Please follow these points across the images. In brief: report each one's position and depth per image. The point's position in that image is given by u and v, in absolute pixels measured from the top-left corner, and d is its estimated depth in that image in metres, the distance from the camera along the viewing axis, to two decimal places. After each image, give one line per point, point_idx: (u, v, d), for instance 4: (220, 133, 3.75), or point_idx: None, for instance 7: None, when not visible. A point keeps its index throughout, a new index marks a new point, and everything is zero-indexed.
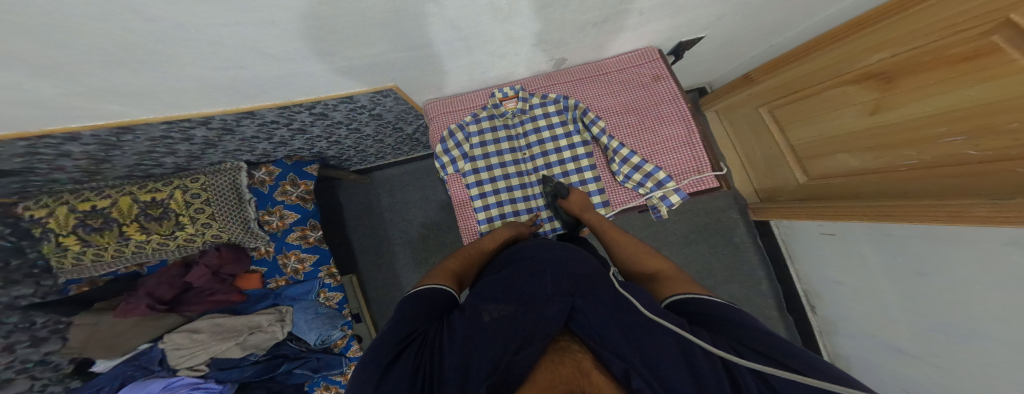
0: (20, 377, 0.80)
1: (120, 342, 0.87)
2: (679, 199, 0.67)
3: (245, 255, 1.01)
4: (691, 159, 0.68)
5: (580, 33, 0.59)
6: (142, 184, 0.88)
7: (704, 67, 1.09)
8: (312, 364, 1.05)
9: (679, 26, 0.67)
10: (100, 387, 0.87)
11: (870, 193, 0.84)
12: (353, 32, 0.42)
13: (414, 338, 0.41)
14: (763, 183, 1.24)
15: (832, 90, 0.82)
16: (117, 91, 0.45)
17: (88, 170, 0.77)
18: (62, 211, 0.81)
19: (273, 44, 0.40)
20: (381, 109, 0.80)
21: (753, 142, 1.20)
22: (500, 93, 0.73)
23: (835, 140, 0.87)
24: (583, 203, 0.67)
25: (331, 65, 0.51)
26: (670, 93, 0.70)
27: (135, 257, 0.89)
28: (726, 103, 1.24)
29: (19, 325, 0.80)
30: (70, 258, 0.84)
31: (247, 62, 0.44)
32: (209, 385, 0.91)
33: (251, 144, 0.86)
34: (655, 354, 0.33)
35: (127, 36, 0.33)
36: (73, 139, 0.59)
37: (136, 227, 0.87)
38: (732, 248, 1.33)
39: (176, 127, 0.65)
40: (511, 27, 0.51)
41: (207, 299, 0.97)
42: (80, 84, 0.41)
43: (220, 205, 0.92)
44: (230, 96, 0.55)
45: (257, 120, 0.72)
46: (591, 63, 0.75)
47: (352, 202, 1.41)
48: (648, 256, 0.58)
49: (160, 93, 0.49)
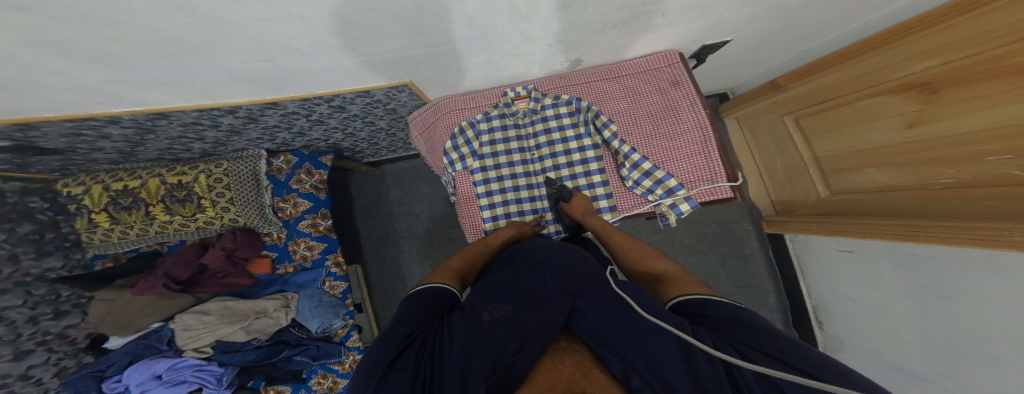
0: (39, 348, 0.84)
1: (137, 319, 0.90)
2: (689, 208, 0.66)
3: (258, 239, 1.04)
4: (705, 167, 0.67)
5: (599, 34, 0.59)
6: (170, 167, 0.91)
7: (726, 72, 1.07)
8: (312, 351, 1.06)
9: (700, 30, 0.66)
10: (112, 363, 0.90)
11: (896, 213, 0.81)
12: (377, 29, 0.43)
13: (415, 337, 0.41)
14: (780, 196, 1.21)
15: (869, 99, 0.79)
16: (155, 81, 0.48)
17: (123, 152, 0.80)
18: (97, 189, 0.86)
19: (302, 40, 0.42)
20: (397, 103, 0.81)
21: (774, 153, 1.17)
22: (512, 93, 0.73)
23: (864, 153, 0.84)
24: (585, 208, 0.68)
25: (356, 60, 0.53)
26: (687, 99, 0.69)
27: (161, 236, 0.92)
28: (749, 110, 1.21)
29: (45, 297, 0.85)
30: (100, 234, 0.88)
31: (276, 56, 0.46)
32: (212, 368, 0.93)
33: (271, 133, 0.88)
34: (656, 356, 0.32)
35: (172, 30, 0.35)
36: (117, 122, 0.63)
37: (162, 208, 0.90)
38: (742, 261, 1.30)
39: (207, 115, 0.68)
40: (530, 27, 0.51)
41: (219, 282, 1.01)
42: (124, 74, 0.43)
43: (240, 191, 0.94)
44: (256, 87, 0.57)
45: (280, 111, 0.74)
46: (608, 65, 0.74)
47: (362, 193, 1.44)
48: (648, 258, 0.57)
49: (193, 84, 0.51)
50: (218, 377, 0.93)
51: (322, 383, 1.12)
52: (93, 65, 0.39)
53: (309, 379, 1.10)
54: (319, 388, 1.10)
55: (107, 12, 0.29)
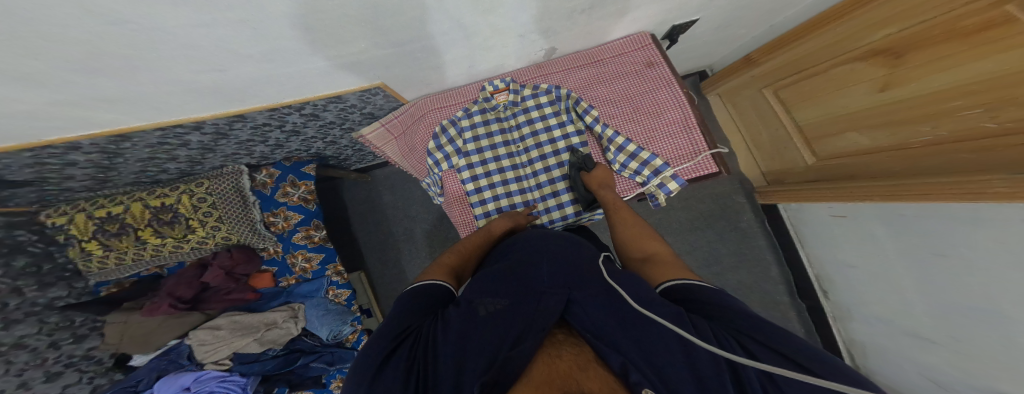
0: (69, 369, 0.88)
1: (155, 338, 0.93)
2: (677, 185, 0.64)
3: (256, 256, 1.05)
4: (688, 143, 0.65)
5: (570, 21, 0.56)
6: (150, 190, 0.91)
7: (706, 49, 1.04)
8: (327, 357, 1.09)
9: (672, 10, 0.62)
10: (142, 378, 0.93)
11: (882, 173, 0.79)
12: (333, 29, 0.41)
13: (409, 334, 0.41)
14: (770, 167, 1.18)
15: (840, 68, 0.77)
16: (108, 99, 0.46)
17: (99, 178, 0.81)
18: (81, 217, 0.85)
19: (252, 45, 0.40)
20: (372, 107, 0.79)
21: (759, 125, 1.14)
22: (490, 86, 0.70)
23: (842, 120, 0.82)
24: (603, 179, 0.65)
25: (318, 64, 0.51)
26: (664, 80, 0.66)
27: (155, 260, 0.92)
28: (729, 86, 1.18)
29: (60, 324, 0.88)
30: (95, 262, 0.88)
31: (230, 64, 0.44)
32: (235, 378, 0.96)
33: (246, 147, 0.87)
34: (655, 348, 0.32)
35: (101, 41, 0.32)
36: (91, 148, 0.63)
37: (151, 232, 0.89)
38: (740, 235, 1.29)
39: (171, 133, 0.67)
40: (498, 19, 0.49)
41: (224, 298, 1.01)
42: (70, 94, 0.42)
43: (227, 208, 0.95)
44: (219, 98, 0.56)
45: (249, 123, 0.73)
46: (585, 51, 0.71)
47: (354, 200, 1.43)
48: (644, 237, 0.56)
49: (151, 100, 0.50)
50: (241, 386, 0.96)
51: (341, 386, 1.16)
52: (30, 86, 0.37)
53: (329, 384, 1.15)
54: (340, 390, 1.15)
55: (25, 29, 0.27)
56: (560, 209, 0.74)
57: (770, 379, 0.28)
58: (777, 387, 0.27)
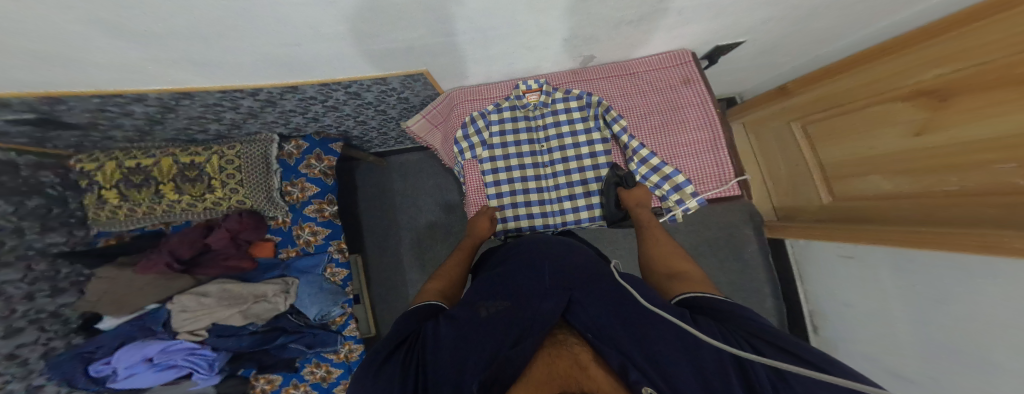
0: (32, 327, 0.84)
1: (136, 300, 0.90)
2: (697, 204, 0.67)
3: (263, 223, 1.04)
4: (711, 164, 0.68)
5: (613, 32, 0.60)
6: (183, 147, 0.93)
7: (735, 75, 1.09)
8: (307, 339, 1.04)
9: (711, 32, 0.65)
10: (101, 345, 0.89)
11: (894, 220, 0.82)
12: (403, 13, 0.43)
13: (409, 339, 0.41)
14: (783, 202, 1.22)
15: (878, 106, 0.79)
16: (186, 59, 0.49)
17: (141, 131, 0.84)
18: (111, 165, 0.87)
19: (330, 24, 0.43)
20: (410, 93, 0.82)
21: (780, 158, 1.19)
22: (524, 86, 0.73)
23: (867, 161, 0.86)
24: (642, 198, 0.67)
25: (381, 47, 0.54)
26: (698, 98, 0.69)
27: (165, 216, 0.93)
28: (756, 116, 1.22)
29: (44, 273, 0.87)
30: (106, 212, 0.90)
31: (304, 41, 0.47)
32: (205, 353, 0.94)
33: (286, 117, 0.89)
34: (655, 350, 0.33)
35: (199, 7, 0.35)
36: (144, 100, 0.66)
37: (172, 187, 0.90)
38: (740, 265, 1.31)
39: (228, 96, 0.69)
40: (547, 20, 0.52)
41: (220, 264, 1.00)
42: (158, 52, 0.45)
43: (249, 173, 0.95)
44: (278, 70, 0.58)
45: (298, 95, 0.74)
46: (619, 63, 0.73)
47: (368, 182, 1.44)
48: (674, 257, 0.56)
49: (217, 64, 0.52)
50: (211, 361, 0.94)
51: (315, 372, 1.06)
52: (128, 39, 0.40)
53: (302, 368, 1.06)
54: (311, 378, 1.05)
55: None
56: (575, 212, 0.75)
57: (781, 378, 0.28)
58: (788, 384, 0.27)
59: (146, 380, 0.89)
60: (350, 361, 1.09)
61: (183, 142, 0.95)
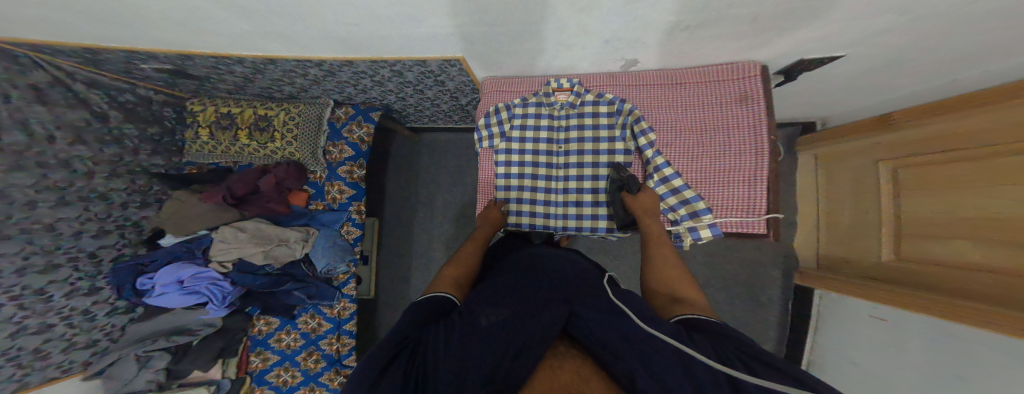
0: (116, 231, 0.99)
1: (195, 223, 1.00)
2: (711, 235, 0.60)
3: (305, 175, 1.13)
4: (742, 197, 0.61)
5: (665, 36, 0.54)
6: (263, 102, 1.09)
7: (812, 99, 0.93)
8: (310, 290, 1.10)
9: (801, 40, 0.54)
10: (155, 259, 1.02)
11: (966, 298, 0.63)
12: (447, 5, 0.47)
13: (408, 342, 0.37)
14: (830, 250, 1.06)
15: (1003, 157, 0.58)
16: (277, 31, 0.63)
17: (235, 85, 1.01)
18: (209, 110, 1.08)
19: (383, 7, 0.50)
20: (446, 77, 0.83)
21: (845, 202, 0.99)
22: (555, 83, 0.69)
23: (929, 223, 0.72)
24: (650, 206, 0.59)
25: (425, 31, 0.58)
26: (751, 119, 0.60)
27: (236, 156, 1.10)
28: (835, 147, 1.04)
29: (139, 188, 1.03)
30: (197, 145, 1.11)
31: (361, 21, 0.56)
32: (224, 285, 1.02)
33: (342, 87, 0.98)
34: (651, 357, 0.29)
35: None
36: (237, 59, 0.79)
37: (246, 133, 1.07)
38: (754, 305, 1.22)
39: (301, 65, 0.82)
40: (589, 19, 0.49)
41: (264, 205, 1.08)
42: (260, 23, 0.60)
43: (303, 130, 1.07)
44: (338, 44, 0.68)
45: (352, 69, 0.83)
46: (667, 70, 0.67)
47: (399, 154, 1.50)
48: (682, 285, 0.49)
49: (285, 31, 0.63)
50: (224, 295, 1.02)
51: (309, 322, 1.15)
52: (229, 4, 0.53)
53: (298, 316, 1.14)
54: (304, 327, 1.14)
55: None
56: (578, 220, 0.72)
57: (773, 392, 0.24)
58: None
59: (174, 299, 0.99)
60: (340, 318, 1.17)
61: (264, 98, 1.12)
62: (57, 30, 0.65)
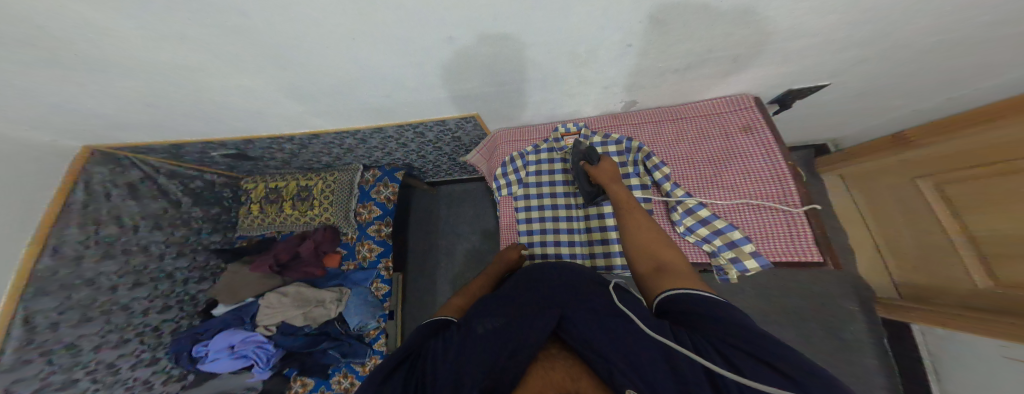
0: (175, 306, 1.10)
1: (242, 290, 1.10)
2: (759, 265, 0.52)
3: (339, 238, 1.24)
4: (778, 224, 0.54)
5: (659, 80, 0.59)
6: (304, 175, 1.26)
7: (825, 121, 0.90)
8: (343, 348, 1.08)
9: (790, 74, 0.59)
10: (210, 327, 1.08)
11: None
12: (464, 69, 0.56)
13: (412, 354, 0.39)
14: (907, 277, 0.90)
15: None
16: (323, 111, 0.75)
17: (284, 161, 1.17)
18: (261, 188, 1.30)
19: (411, 78, 0.59)
20: (462, 133, 0.91)
21: (901, 224, 0.89)
22: (563, 129, 0.73)
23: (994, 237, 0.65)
24: (611, 174, 0.61)
25: (445, 95, 0.66)
26: (762, 145, 0.59)
27: (280, 225, 1.25)
28: (860, 166, 0.98)
29: (199, 262, 1.19)
30: (249, 219, 1.29)
31: (391, 92, 0.65)
32: (267, 348, 1.02)
33: (371, 152, 1.10)
34: (636, 354, 0.29)
35: (336, 69, 0.56)
36: (288, 137, 0.93)
37: (290, 204, 1.23)
38: (842, 343, 1.00)
39: (338, 136, 0.95)
40: (589, 71, 0.55)
41: (302, 269, 1.15)
42: (313, 106, 0.72)
43: (338, 196, 1.20)
44: (370, 115, 0.78)
45: (382, 135, 0.94)
46: (664, 108, 0.71)
47: (419, 207, 1.57)
48: (657, 246, 0.49)
49: (334, 111, 0.76)
50: (269, 357, 1.02)
51: (342, 381, 1.10)
52: (292, 90, 0.64)
53: (332, 376, 1.10)
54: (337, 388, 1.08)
55: (319, 53, 0.50)
56: (606, 257, 0.68)
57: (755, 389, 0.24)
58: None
59: (224, 365, 1.00)
60: None
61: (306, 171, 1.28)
62: (157, 128, 0.81)
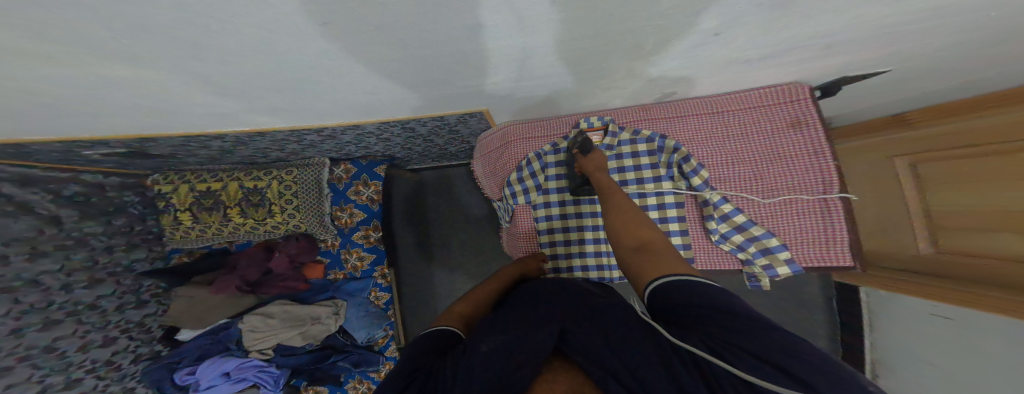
0: (123, 336, 0.96)
1: (211, 315, 0.97)
2: (789, 272, 0.61)
3: (315, 247, 1.10)
4: (817, 229, 0.60)
5: (722, 68, 0.54)
6: (246, 171, 1.02)
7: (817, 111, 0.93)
8: (353, 358, 1.05)
9: (855, 62, 0.54)
10: (186, 355, 0.98)
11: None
12: (473, 65, 0.47)
13: (417, 375, 0.34)
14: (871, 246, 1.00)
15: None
16: (277, 109, 0.59)
17: (213, 158, 0.92)
18: (185, 188, 1.01)
19: (404, 75, 0.48)
20: (461, 126, 0.82)
21: (872, 198, 0.94)
22: (586, 123, 0.69)
23: (947, 216, 0.71)
24: (598, 162, 0.60)
25: (446, 92, 0.57)
26: (809, 144, 0.59)
27: (231, 235, 1.03)
28: (854, 145, 0.98)
29: (129, 287, 0.99)
30: (181, 230, 1.04)
31: (381, 91, 0.53)
32: (271, 370, 0.96)
33: (340, 146, 0.94)
34: (636, 362, 0.29)
35: (305, 71, 0.43)
36: (217, 136, 0.72)
37: (237, 210, 1.01)
38: (796, 302, 1.24)
39: (296, 134, 0.78)
40: (642, 64, 0.51)
41: (279, 284, 1.03)
42: (271, 106, 0.57)
43: (305, 199, 1.01)
44: (350, 113, 0.65)
45: (358, 130, 0.79)
46: (708, 98, 0.66)
47: (404, 199, 1.45)
48: (637, 225, 0.49)
49: (302, 110, 0.61)
50: (275, 378, 0.95)
51: (359, 387, 1.10)
52: (245, 92, 0.50)
53: (346, 383, 1.08)
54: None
55: (287, 54, 0.37)
56: None
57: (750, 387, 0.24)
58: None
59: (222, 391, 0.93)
60: None
61: (245, 167, 1.03)
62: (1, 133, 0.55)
